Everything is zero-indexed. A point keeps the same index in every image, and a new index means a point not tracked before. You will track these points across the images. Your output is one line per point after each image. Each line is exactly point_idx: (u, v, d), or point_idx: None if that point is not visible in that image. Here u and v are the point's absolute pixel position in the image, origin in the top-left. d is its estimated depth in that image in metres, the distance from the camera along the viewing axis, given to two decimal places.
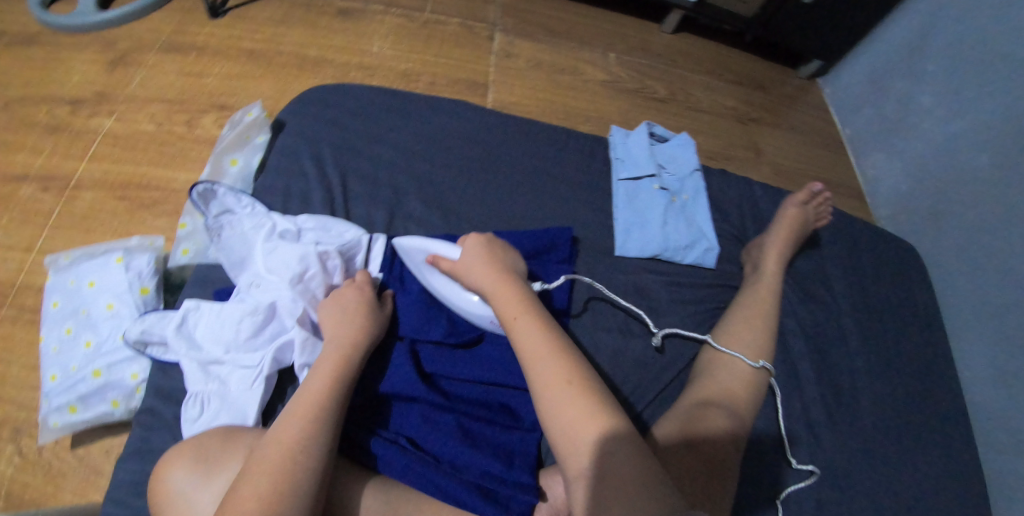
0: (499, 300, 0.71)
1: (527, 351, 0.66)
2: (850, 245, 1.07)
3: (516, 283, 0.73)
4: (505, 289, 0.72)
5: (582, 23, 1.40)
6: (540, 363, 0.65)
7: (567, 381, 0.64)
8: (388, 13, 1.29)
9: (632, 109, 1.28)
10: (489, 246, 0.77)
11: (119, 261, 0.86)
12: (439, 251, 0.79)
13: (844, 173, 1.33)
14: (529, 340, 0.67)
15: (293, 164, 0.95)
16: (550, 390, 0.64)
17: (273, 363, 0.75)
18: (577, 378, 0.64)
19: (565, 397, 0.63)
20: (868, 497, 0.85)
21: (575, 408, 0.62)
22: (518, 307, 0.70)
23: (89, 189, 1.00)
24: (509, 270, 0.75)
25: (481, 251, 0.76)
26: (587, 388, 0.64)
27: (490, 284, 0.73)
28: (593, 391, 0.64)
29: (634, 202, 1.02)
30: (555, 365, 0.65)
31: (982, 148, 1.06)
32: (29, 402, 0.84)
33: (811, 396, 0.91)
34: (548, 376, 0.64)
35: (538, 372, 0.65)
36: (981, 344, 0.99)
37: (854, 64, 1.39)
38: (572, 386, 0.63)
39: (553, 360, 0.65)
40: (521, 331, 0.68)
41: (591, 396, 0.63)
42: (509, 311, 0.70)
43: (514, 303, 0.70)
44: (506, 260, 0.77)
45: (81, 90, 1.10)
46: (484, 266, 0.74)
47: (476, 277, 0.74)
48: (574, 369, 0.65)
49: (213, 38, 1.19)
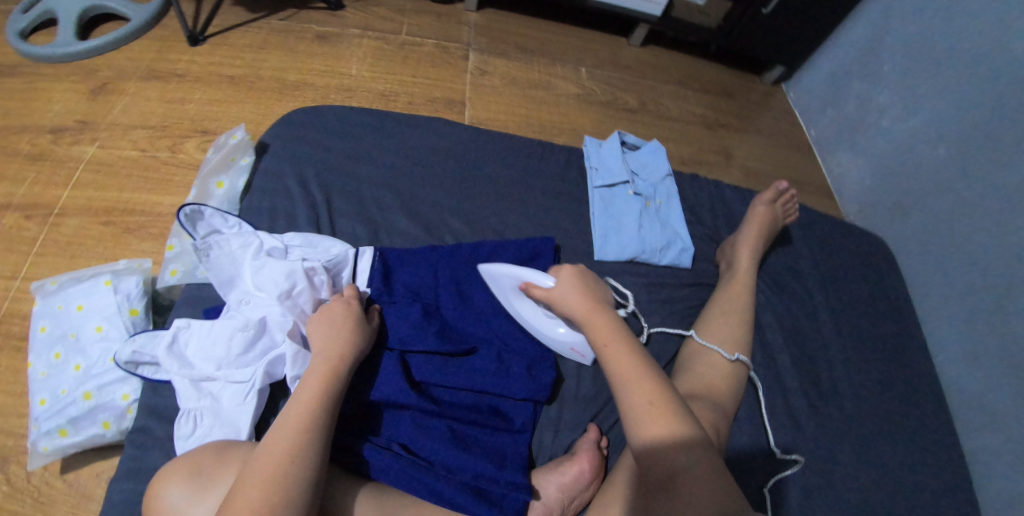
0: (592, 327, 0.75)
1: (617, 374, 0.72)
2: (820, 240, 1.12)
3: (607, 312, 0.77)
4: (598, 318, 0.76)
5: (553, 40, 1.45)
6: (628, 385, 0.70)
7: (651, 402, 0.68)
8: (365, 36, 1.33)
9: (606, 120, 1.33)
10: (581, 278, 0.80)
11: (107, 284, 0.86)
12: (529, 277, 0.82)
13: (811, 174, 1.39)
14: (620, 363, 0.72)
15: (278, 183, 0.97)
16: (636, 409, 0.69)
17: (264, 377, 0.76)
18: (661, 399, 0.69)
19: (650, 416, 0.68)
20: (850, 479, 0.88)
21: (659, 426, 0.67)
22: (610, 334, 0.74)
23: (73, 215, 1.01)
24: (600, 299, 0.78)
25: (573, 280, 0.79)
26: (669, 406, 0.68)
27: (583, 313, 0.76)
28: (674, 410, 0.68)
29: (611, 209, 1.05)
30: (642, 386, 0.70)
31: (937, 142, 1.12)
32: (16, 430, 0.84)
33: (791, 385, 0.94)
34: (634, 397, 0.69)
35: (625, 393, 0.70)
36: (949, 327, 1.04)
37: (814, 70, 1.46)
38: (656, 406, 0.68)
39: (641, 382, 0.70)
40: (611, 356, 0.73)
41: (671, 414, 0.68)
42: (601, 337, 0.74)
43: (605, 329, 0.75)
44: (597, 289, 0.80)
45: (62, 118, 1.11)
46: (577, 295, 0.78)
47: (569, 306, 0.78)
48: (660, 390, 0.70)
49: (194, 64, 1.22)
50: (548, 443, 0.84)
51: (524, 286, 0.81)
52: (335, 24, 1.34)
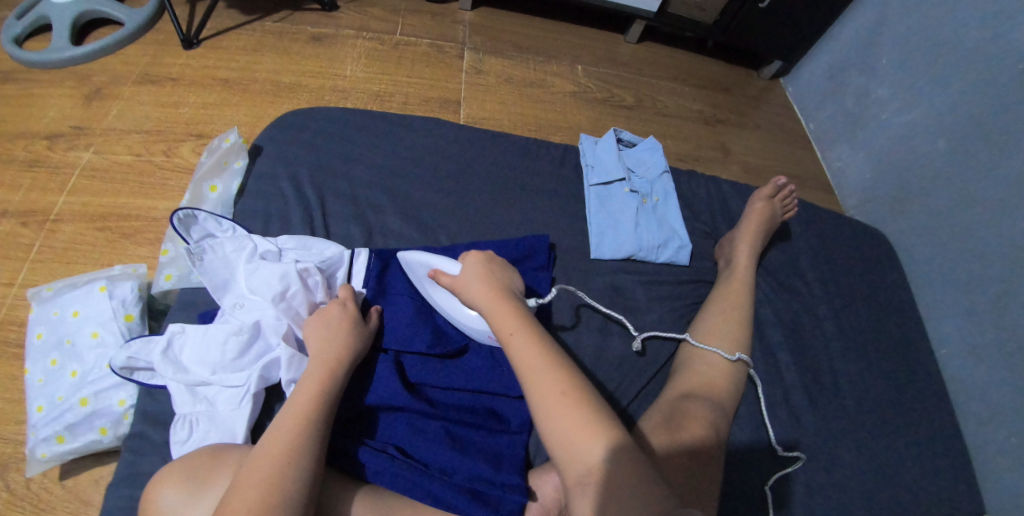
0: (496, 318, 0.72)
1: (524, 365, 0.68)
2: (819, 236, 1.11)
3: (512, 300, 0.74)
4: (502, 307, 0.73)
5: (548, 37, 1.45)
6: (537, 377, 0.66)
7: (562, 393, 0.65)
8: (359, 37, 1.33)
9: (602, 118, 1.32)
10: (488, 265, 0.78)
11: (102, 289, 0.87)
12: (440, 264, 0.81)
13: (811, 168, 1.38)
14: (525, 355, 0.68)
15: (271, 186, 0.97)
16: (547, 401, 0.65)
17: (259, 381, 0.76)
18: (572, 389, 0.66)
19: (562, 409, 0.64)
20: (852, 478, 0.87)
21: (570, 419, 0.64)
22: (514, 323, 0.71)
23: (69, 221, 1.01)
24: (505, 287, 0.76)
25: (478, 268, 0.77)
26: (582, 398, 0.65)
27: (488, 302, 0.73)
28: (586, 400, 0.65)
29: (606, 206, 1.05)
30: (551, 377, 0.66)
31: (938, 135, 1.11)
32: (15, 437, 0.84)
33: (791, 382, 0.93)
34: (544, 390, 0.66)
35: (534, 385, 0.66)
36: (952, 322, 1.03)
37: (812, 63, 1.45)
38: (568, 398, 0.65)
39: (550, 373, 0.66)
40: (517, 346, 0.69)
41: (584, 406, 0.65)
42: (504, 327, 0.71)
43: (510, 318, 0.71)
44: (503, 276, 0.78)
45: (58, 124, 1.12)
46: (481, 283, 0.75)
47: (473, 293, 0.75)
48: (571, 380, 0.66)
49: (188, 68, 1.22)
50: (546, 444, 0.83)
51: (432, 273, 0.80)
52: (329, 25, 1.34)
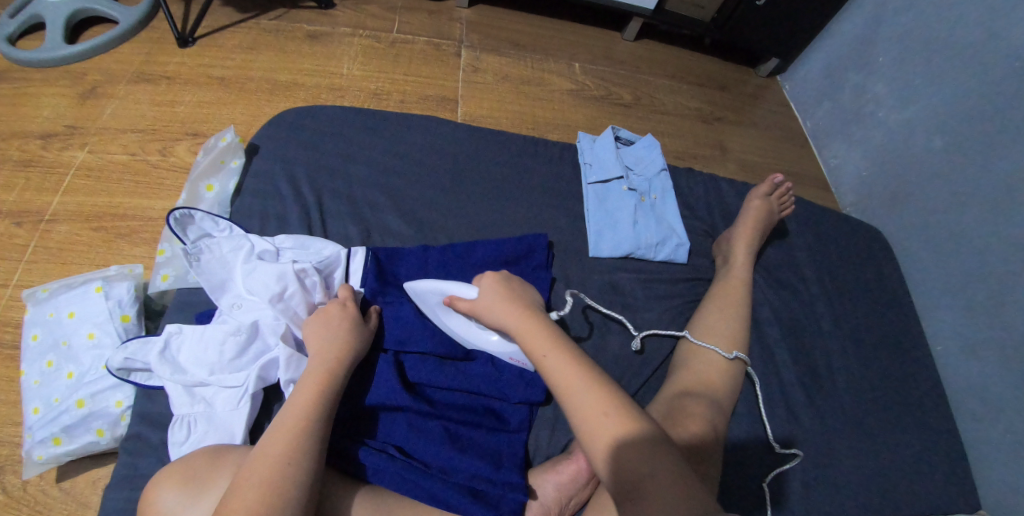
0: (527, 338, 0.72)
1: (561, 384, 0.68)
2: (816, 233, 1.11)
3: (539, 318, 0.75)
4: (531, 326, 0.73)
5: (545, 35, 1.44)
6: (576, 395, 0.67)
7: (602, 410, 0.65)
8: (355, 34, 1.32)
9: (599, 115, 1.32)
10: (508, 285, 0.78)
11: (98, 290, 0.86)
12: (454, 290, 0.80)
13: (808, 166, 1.38)
14: (561, 372, 0.68)
15: (268, 185, 0.96)
16: (588, 419, 0.65)
17: (257, 381, 0.76)
18: (612, 405, 0.66)
19: (603, 426, 0.65)
20: (851, 474, 0.88)
21: (613, 433, 0.64)
22: (546, 342, 0.71)
23: (64, 221, 1.01)
24: (530, 305, 0.76)
25: (500, 288, 0.78)
26: (621, 412, 0.66)
27: (516, 322, 0.74)
28: (626, 413, 0.66)
29: (604, 205, 1.05)
30: (590, 395, 0.67)
31: (935, 132, 1.11)
32: (11, 439, 0.84)
33: (789, 379, 0.94)
34: (584, 409, 0.66)
35: (574, 405, 0.67)
36: (949, 318, 1.03)
37: (809, 61, 1.45)
38: (608, 414, 0.65)
39: (588, 390, 0.67)
40: (552, 366, 0.69)
41: (625, 421, 0.65)
42: (536, 346, 0.71)
43: (541, 337, 0.72)
44: (524, 294, 0.79)
45: (52, 123, 1.11)
46: (506, 303, 0.76)
47: (499, 314, 0.75)
48: (609, 395, 0.67)
49: (183, 67, 1.21)
50: (545, 443, 0.83)
51: (448, 300, 0.79)
52: (325, 23, 1.33)
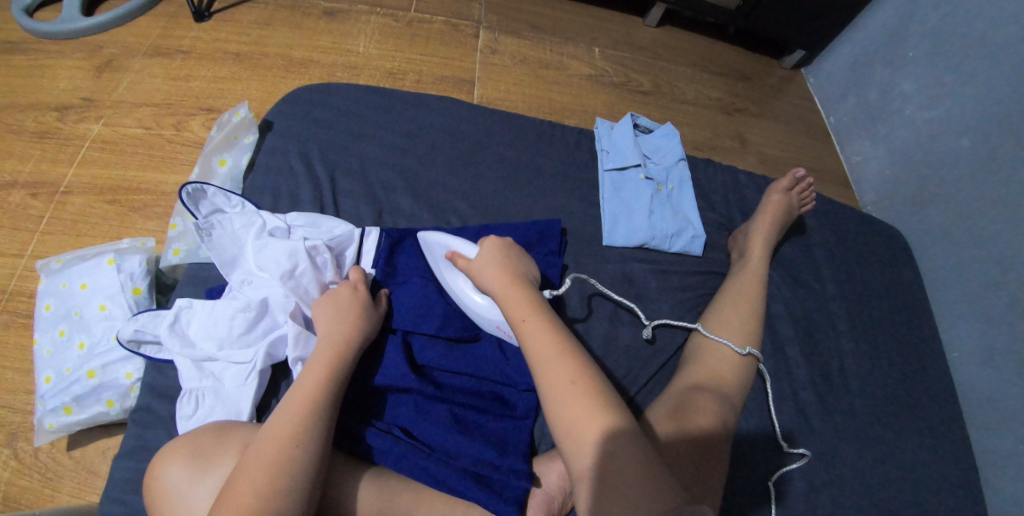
0: (509, 302, 0.71)
1: (535, 352, 0.67)
2: (835, 230, 1.09)
3: (526, 285, 0.73)
4: (515, 292, 0.72)
5: (566, 18, 1.41)
6: (547, 364, 0.66)
7: (571, 381, 0.64)
8: (373, 12, 1.30)
9: (617, 102, 1.30)
10: (506, 250, 0.77)
11: (111, 262, 0.86)
12: (458, 247, 0.80)
13: (829, 161, 1.35)
14: (537, 342, 0.67)
15: (282, 162, 0.95)
16: (555, 388, 0.65)
17: (266, 358, 0.76)
18: (581, 377, 0.65)
19: (569, 398, 0.64)
20: (858, 478, 0.86)
21: (580, 409, 0.63)
22: (527, 310, 0.70)
23: (79, 193, 1.01)
24: (521, 273, 0.75)
25: (496, 252, 0.76)
26: (591, 386, 0.65)
27: (501, 287, 0.73)
28: (596, 388, 0.65)
29: (620, 192, 1.03)
30: (561, 366, 0.65)
31: (962, 132, 1.08)
32: (23, 407, 0.85)
33: (801, 378, 0.92)
34: (553, 378, 0.65)
35: (544, 372, 0.66)
36: (966, 323, 1.01)
37: (835, 53, 1.41)
38: (577, 386, 0.64)
39: (561, 360, 0.66)
40: (529, 332, 0.68)
41: (593, 395, 0.64)
42: (517, 313, 0.70)
43: (523, 304, 0.71)
44: (519, 261, 0.77)
45: (68, 96, 1.11)
46: (495, 268, 0.75)
47: (487, 277, 0.74)
48: (582, 368, 0.66)
49: (199, 41, 1.20)
50: (551, 431, 0.82)
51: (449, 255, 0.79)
52: (342, 0, 1.31)
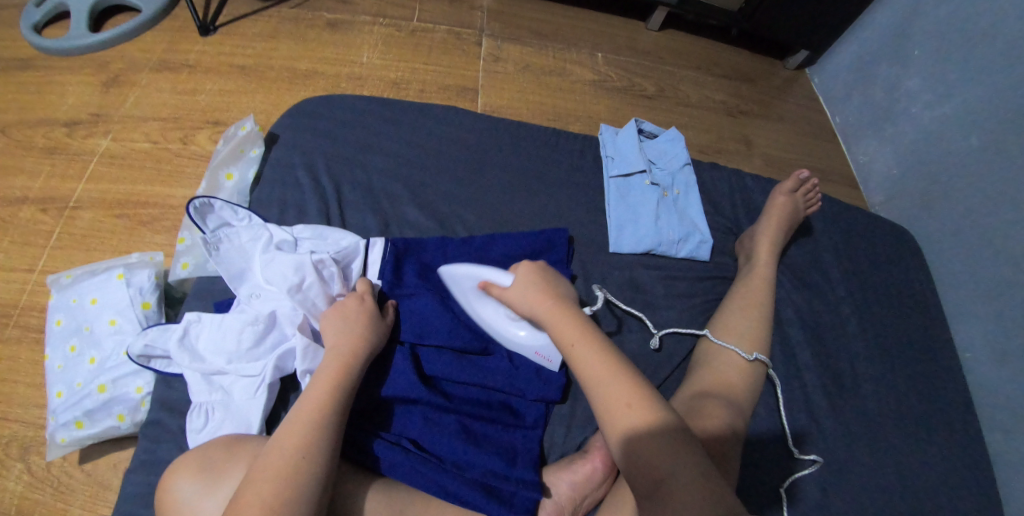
0: (556, 326, 0.72)
1: (589, 375, 0.68)
2: (843, 232, 1.08)
3: (569, 308, 0.74)
4: (560, 315, 0.73)
5: (568, 24, 1.42)
6: (603, 386, 0.66)
7: (627, 403, 0.65)
8: (376, 23, 1.31)
9: (621, 107, 1.30)
10: (541, 274, 0.78)
11: (120, 277, 0.87)
12: (490, 276, 0.81)
13: (836, 162, 1.34)
14: (589, 364, 0.68)
15: (288, 175, 0.96)
16: (613, 411, 0.65)
17: (275, 371, 0.76)
18: (637, 398, 0.65)
19: (627, 419, 0.64)
20: (871, 482, 0.85)
21: (639, 429, 0.64)
22: (576, 333, 0.71)
23: (88, 208, 1.02)
24: (562, 296, 0.75)
25: (533, 277, 0.77)
26: (647, 406, 0.65)
27: (545, 311, 0.73)
28: (652, 409, 0.65)
29: (626, 199, 1.03)
30: (616, 387, 0.66)
31: (970, 131, 1.07)
32: (36, 421, 0.85)
33: (812, 383, 0.91)
34: (609, 400, 0.66)
35: (601, 395, 0.66)
36: (978, 324, 1.00)
37: (840, 53, 1.40)
38: (634, 408, 0.65)
39: (615, 382, 0.66)
40: (580, 355, 0.69)
41: (650, 416, 0.64)
42: (566, 337, 0.71)
43: (571, 327, 0.71)
44: (558, 286, 0.78)
45: (76, 111, 1.12)
46: (536, 292, 0.75)
47: (529, 304, 0.75)
48: (636, 389, 0.66)
49: (205, 55, 1.21)
50: (560, 440, 0.82)
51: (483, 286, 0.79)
52: (345, 11, 1.32)
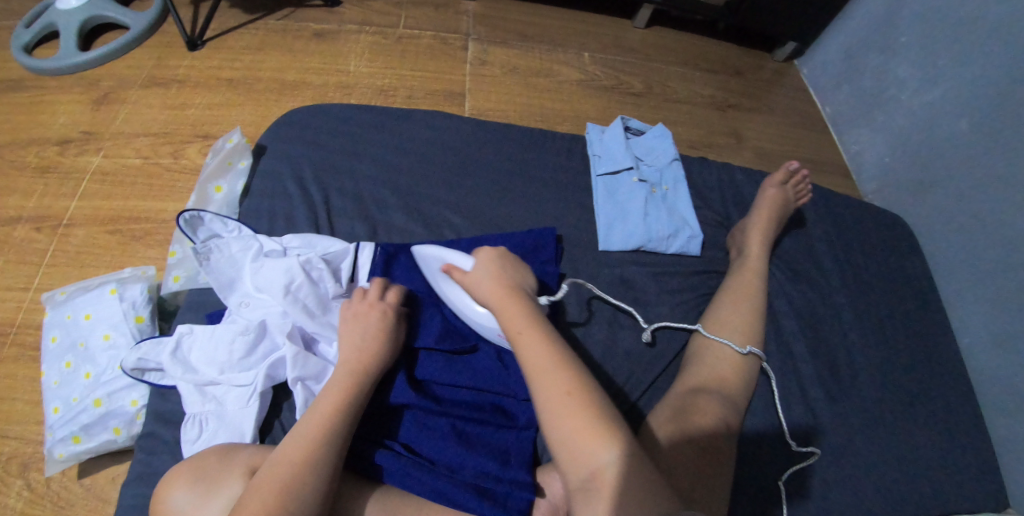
0: (505, 315, 0.71)
1: (532, 364, 0.67)
2: (835, 223, 1.08)
3: (522, 298, 0.73)
4: (511, 304, 0.72)
5: (554, 25, 1.42)
6: (544, 375, 0.66)
7: (567, 393, 0.64)
8: (362, 31, 1.32)
9: (609, 106, 1.30)
10: (499, 262, 0.77)
11: (113, 292, 0.88)
12: (453, 259, 0.79)
13: (828, 151, 1.34)
14: (533, 354, 0.67)
15: (276, 185, 0.97)
16: (552, 401, 0.64)
17: (266, 380, 0.76)
18: (578, 389, 0.65)
19: (567, 409, 0.64)
20: (871, 473, 0.85)
21: (577, 419, 0.63)
22: (522, 321, 0.70)
23: (82, 225, 1.03)
24: (517, 284, 0.75)
25: (492, 264, 0.76)
26: (586, 397, 0.64)
27: (497, 298, 0.73)
28: (590, 401, 0.64)
29: (614, 196, 1.03)
30: (557, 377, 0.65)
31: (961, 115, 1.06)
32: (34, 437, 0.87)
33: (808, 375, 0.91)
34: (549, 390, 0.65)
35: (540, 385, 0.66)
36: (976, 310, 0.99)
37: (827, 43, 1.40)
38: (573, 398, 0.64)
39: (557, 372, 0.66)
40: (525, 344, 0.68)
41: (590, 407, 0.64)
42: (513, 325, 0.70)
43: (518, 316, 0.71)
44: (516, 273, 0.77)
45: (68, 130, 1.13)
46: (491, 279, 0.75)
47: (484, 291, 0.74)
48: (577, 380, 0.65)
49: (193, 70, 1.22)
50: None
51: (445, 269, 0.78)
52: (332, 21, 1.33)
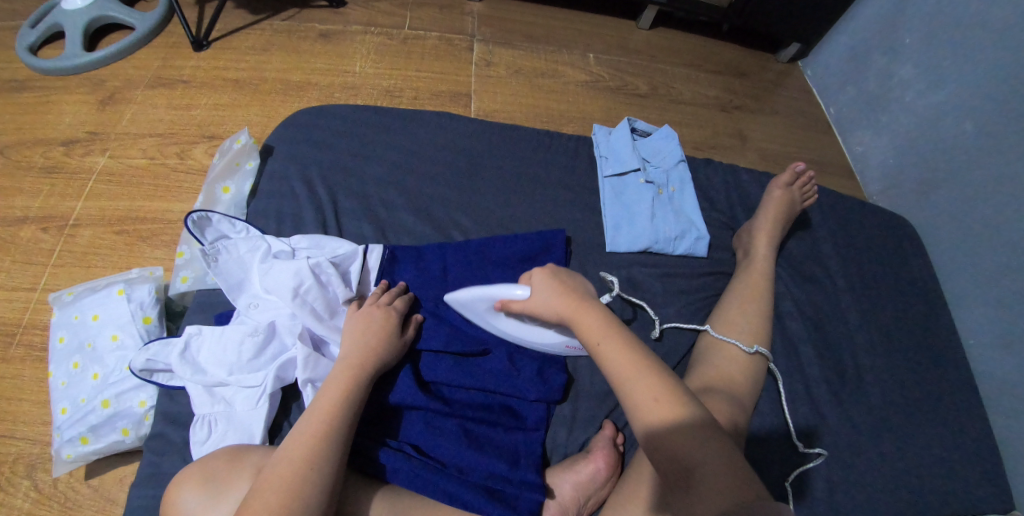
0: (582, 326, 0.72)
1: (616, 372, 0.68)
2: (841, 224, 1.08)
3: (593, 307, 0.74)
4: (585, 314, 0.73)
5: (559, 26, 1.42)
6: (629, 382, 0.66)
7: (656, 399, 0.65)
8: (367, 32, 1.32)
9: (615, 107, 1.30)
10: (557, 277, 0.78)
11: (121, 293, 0.88)
12: (501, 293, 0.79)
13: (832, 153, 1.34)
14: (616, 360, 0.68)
15: (283, 186, 0.97)
16: (640, 405, 0.65)
17: (275, 380, 0.76)
18: (664, 393, 0.65)
19: (654, 412, 0.64)
20: (876, 473, 0.85)
21: (664, 422, 0.63)
22: (600, 331, 0.71)
23: (88, 225, 1.03)
24: (584, 295, 0.76)
25: (551, 281, 0.77)
26: (675, 398, 0.65)
27: (569, 312, 0.74)
28: (679, 402, 0.65)
29: (621, 197, 1.03)
30: (645, 382, 0.66)
31: (965, 117, 1.07)
32: (41, 437, 0.86)
33: (814, 376, 0.91)
34: (638, 396, 0.66)
35: (627, 393, 0.66)
36: (979, 312, 0.99)
37: (831, 45, 1.40)
38: (662, 403, 0.64)
39: (642, 376, 0.66)
40: (606, 353, 0.69)
41: (676, 409, 0.64)
42: (592, 336, 0.71)
43: (594, 327, 0.72)
44: (577, 285, 0.78)
45: (74, 130, 1.13)
46: (557, 294, 0.75)
47: (552, 307, 0.75)
48: (663, 383, 0.66)
49: (199, 70, 1.22)
50: (563, 441, 0.82)
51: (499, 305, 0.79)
52: (337, 22, 1.33)
